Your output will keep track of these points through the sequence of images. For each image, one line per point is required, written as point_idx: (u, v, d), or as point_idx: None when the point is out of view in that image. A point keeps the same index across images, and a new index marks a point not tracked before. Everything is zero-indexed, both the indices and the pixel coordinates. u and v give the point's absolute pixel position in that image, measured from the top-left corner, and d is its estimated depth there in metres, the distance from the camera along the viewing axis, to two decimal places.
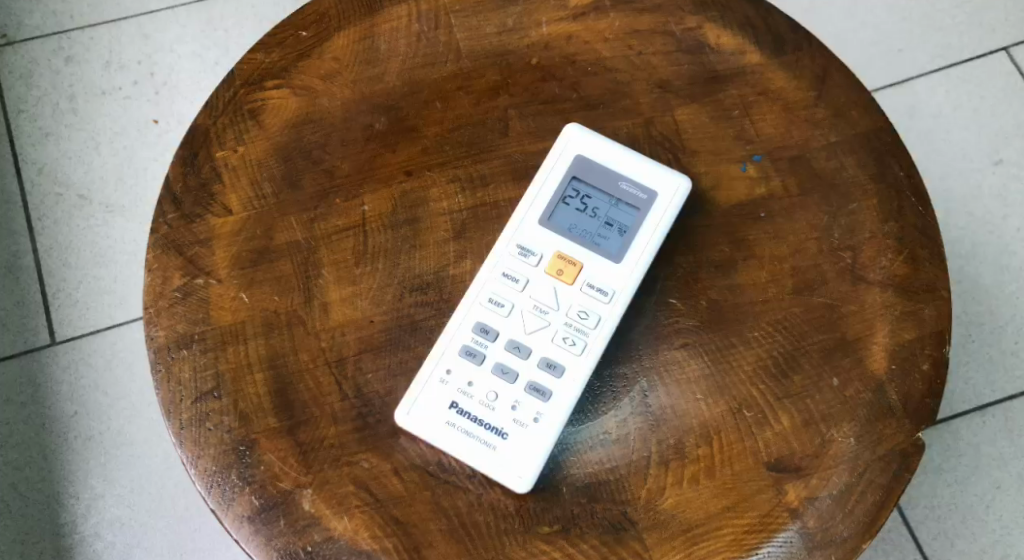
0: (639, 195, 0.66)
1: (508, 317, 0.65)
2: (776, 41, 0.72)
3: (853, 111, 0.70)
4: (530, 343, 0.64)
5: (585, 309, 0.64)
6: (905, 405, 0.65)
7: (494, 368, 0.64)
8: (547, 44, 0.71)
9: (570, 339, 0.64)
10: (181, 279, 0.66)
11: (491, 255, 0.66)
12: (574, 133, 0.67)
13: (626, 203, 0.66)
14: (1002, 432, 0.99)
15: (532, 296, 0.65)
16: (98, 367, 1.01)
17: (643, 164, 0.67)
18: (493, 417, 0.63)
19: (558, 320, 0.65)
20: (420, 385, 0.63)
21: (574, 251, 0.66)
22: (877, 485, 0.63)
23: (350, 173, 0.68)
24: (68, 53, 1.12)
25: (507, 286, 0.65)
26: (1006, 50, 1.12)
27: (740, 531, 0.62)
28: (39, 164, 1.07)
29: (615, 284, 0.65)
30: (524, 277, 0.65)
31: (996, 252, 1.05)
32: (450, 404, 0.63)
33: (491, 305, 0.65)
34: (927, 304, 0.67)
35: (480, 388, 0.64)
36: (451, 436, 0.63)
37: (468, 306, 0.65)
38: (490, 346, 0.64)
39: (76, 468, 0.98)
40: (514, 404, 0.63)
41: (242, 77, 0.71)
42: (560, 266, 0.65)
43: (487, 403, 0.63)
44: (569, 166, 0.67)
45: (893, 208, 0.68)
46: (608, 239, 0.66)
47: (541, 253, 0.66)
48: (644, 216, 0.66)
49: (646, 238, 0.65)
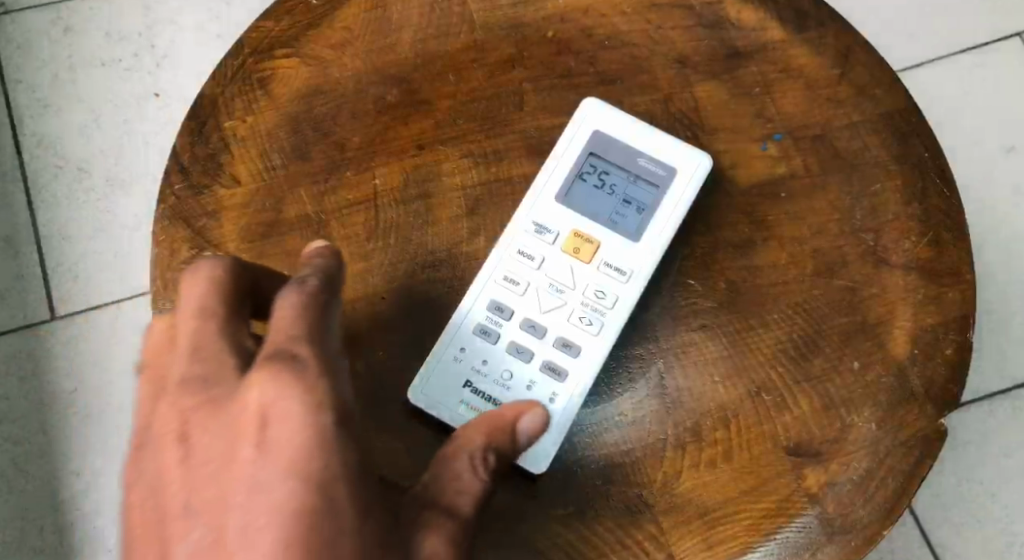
0: (657, 172, 0.65)
1: (523, 295, 0.63)
2: (799, 17, 0.70)
3: (875, 90, 0.69)
4: (545, 321, 0.63)
5: (602, 289, 0.63)
6: (928, 390, 0.63)
7: (509, 347, 0.63)
8: (563, 17, 0.70)
9: (587, 319, 0.63)
10: (188, 251, 0.65)
11: (507, 233, 0.64)
12: (591, 107, 0.66)
13: (644, 180, 0.65)
14: (1009, 421, 0.98)
15: (547, 276, 0.64)
16: (97, 342, 1.00)
17: (661, 140, 0.65)
18: (507, 396, 0.62)
19: (575, 299, 0.63)
20: (433, 359, 0.62)
21: (592, 229, 0.64)
22: (899, 471, 0.62)
23: (361, 146, 0.67)
24: (68, 24, 1.10)
25: (522, 264, 0.64)
26: (1020, 36, 1.09)
27: (759, 516, 0.61)
28: (38, 136, 1.05)
29: (633, 263, 0.63)
30: (540, 254, 0.64)
31: (1010, 238, 1.03)
32: (464, 383, 0.62)
33: (506, 282, 0.63)
34: (951, 288, 0.65)
35: (494, 366, 0.62)
36: (463, 417, 0.62)
37: (481, 284, 0.63)
38: (505, 325, 0.63)
39: (77, 445, 0.97)
40: (528, 383, 0.62)
41: (250, 44, 0.69)
42: (576, 244, 0.64)
43: (501, 382, 0.62)
44: (586, 141, 0.65)
45: (916, 189, 0.67)
46: (626, 217, 0.64)
47: (558, 231, 0.64)
48: (663, 194, 0.64)
49: (665, 215, 0.64)
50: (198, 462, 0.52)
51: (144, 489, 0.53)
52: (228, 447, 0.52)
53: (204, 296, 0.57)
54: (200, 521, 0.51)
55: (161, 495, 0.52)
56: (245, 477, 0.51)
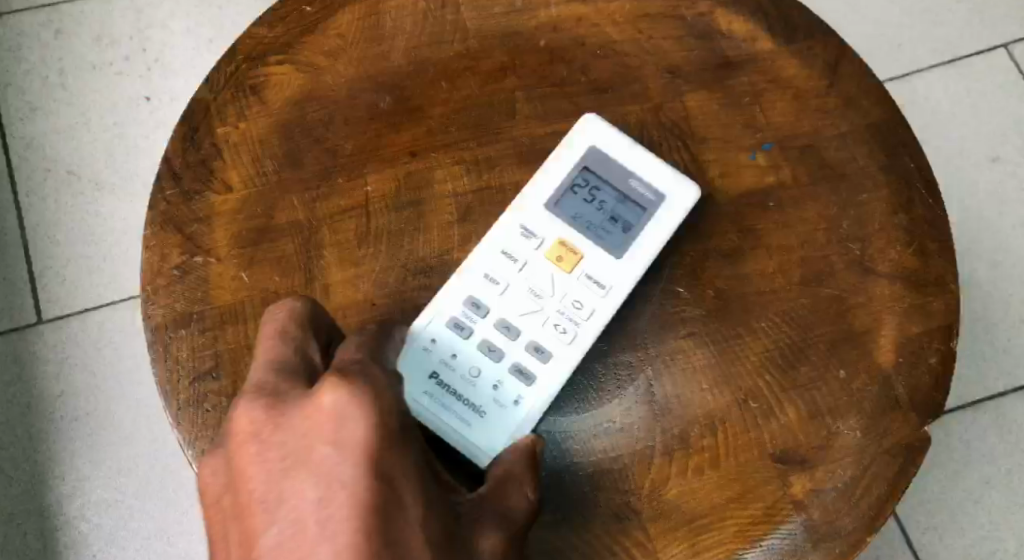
0: (648, 194, 0.65)
1: (501, 295, 0.64)
2: (788, 29, 0.71)
3: (863, 102, 0.69)
4: (520, 323, 0.64)
5: (579, 300, 0.64)
6: (913, 398, 0.64)
7: (480, 344, 0.63)
8: (555, 26, 0.70)
9: (562, 327, 0.63)
10: (179, 257, 0.65)
11: (490, 234, 0.65)
12: (588, 124, 0.66)
13: (634, 200, 0.65)
14: (992, 429, 0.99)
15: (526, 279, 0.64)
16: (84, 346, 1.00)
17: (655, 165, 0.65)
18: (472, 393, 0.62)
19: (552, 306, 0.64)
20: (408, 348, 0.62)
21: (577, 239, 0.65)
22: (883, 478, 0.63)
23: (353, 152, 0.67)
24: (59, 27, 1.10)
25: (503, 263, 0.64)
26: (1005, 47, 1.11)
27: (745, 523, 0.61)
28: (26, 138, 1.05)
29: (614, 279, 0.64)
30: (522, 256, 0.64)
31: (994, 247, 1.04)
32: (430, 374, 0.62)
33: (486, 280, 0.64)
34: (935, 297, 0.66)
35: (462, 362, 0.63)
36: (425, 408, 0.62)
37: (461, 279, 0.64)
38: (479, 322, 0.63)
39: (63, 449, 0.97)
40: (495, 383, 0.62)
41: (243, 51, 0.69)
42: (561, 253, 0.65)
43: (467, 378, 0.63)
44: (580, 156, 0.66)
45: (902, 199, 0.68)
46: (612, 234, 0.65)
47: (542, 236, 0.65)
48: (650, 216, 0.65)
49: (651, 238, 0.64)
50: (270, 457, 0.49)
51: (218, 491, 0.51)
52: (304, 442, 0.49)
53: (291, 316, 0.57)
54: (280, 514, 0.48)
55: (238, 487, 0.49)
56: (323, 471, 0.48)
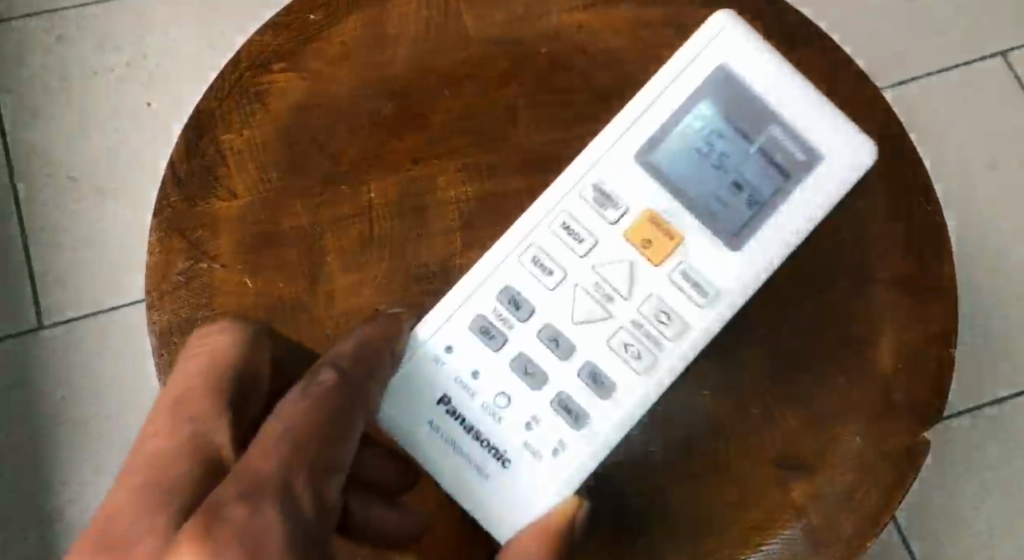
0: (796, 156, 0.63)
1: (553, 293, 0.64)
2: (788, 37, 0.70)
3: (863, 109, 0.69)
4: (570, 343, 0.63)
5: (663, 313, 0.63)
6: (911, 405, 0.65)
7: (515, 362, 0.63)
8: (557, 34, 0.70)
9: (636, 352, 0.63)
10: (183, 263, 0.66)
11: (551, 198, 0.65)
12: (731, 30, 0.64)
13: (767, 158, 0.63)
14: (992, 437, 1.00)
15: (600, 273, 0.64)
16: (87, 351, 1.00)
17: (813, 122, 0.63)
18: (498, 428, 0.62)
19: (626, 317, 0.63)
20: (409, 363, 0.63)
21: (677, 217, 0.63)
22: (881, 485, 0.64)
23: (356, 159, 0.68)
24: (61, 33, 1.08)
25: (567, 249, 0.64)
26: (1003, 55, 1.09)
27: (745, 528, 0.63)
28: (27, 143, 1.05)
29: (723, 275, 0.63)
30: (590, 240, 0.64)
31: (991, 255, 1.04)
32: (441, 398, 0.63)
33: (537, 272, 0.64)
34: (934, 305, 0.67)
35: (489, 383, 0.63)
36: (424, 435, 0.63)
37: (498, 276, 0.64)
38: (516, 330, 0.64)
39: (66, 455, 0.98)
40: (532, 418, 0.63)
41: (245, 59, 0.69)
42: (649, 234, 0.63)
43: (490, 407, 0.63)
44: (705, 87, 0.64)
45: (903, 208, 0.68)
46: (734, 201, 0.63)
47: (627, 208, 0.64)
48: (795, 184, 0.63)
49: (793, 209, 0.63)
50: None
51: None
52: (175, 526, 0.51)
53: (205, 365, 0.56)
54: None
55: None
56: None
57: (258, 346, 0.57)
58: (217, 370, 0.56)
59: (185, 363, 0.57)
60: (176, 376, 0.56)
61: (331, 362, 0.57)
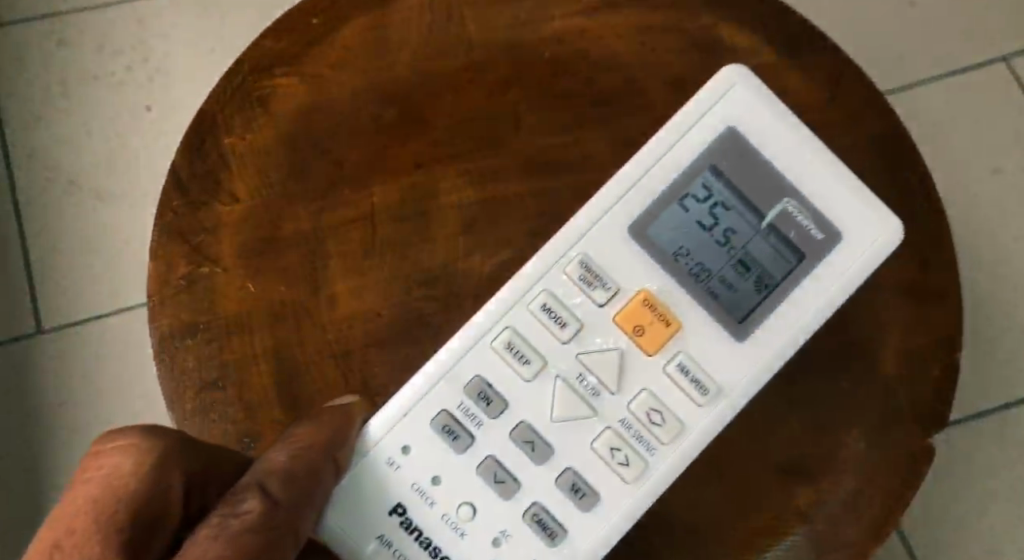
0: (815, 233, 0.61)
1: (530, 388, 0.61)
2: (790, 42, 0.70)
3: (866, 115, 0.69)
4: (548, 445, 0.61)
5: (654, 414, 0.61)
6: (915, 411, 0.65)
7: (483, 470, 0.60)
8: (560, 38, 0.70)
9: (625, 460, 0.60)
10: (185, 267, 0.66)
11: (536, 273, 0.62)
12: (743, 92, 0.62)
13: (779, 238, 0.62)
14: (996, 442, 0.99)
15: (583, 367, 0.61)
16: (88, 356, 1.01)
17: (838, 198, 0.62)
18: (463, 541, 0.59)
19: (612, 418, 0.61)
20: (356, 471, 0.60)
21: (673, 303, 0.61)
22: (885, 491, 0.64)
23: (359, 164, 0.68)
24: (61, 37, 1.07)
25: (547, 336, 0.61)
26: (1005, 60, 1.09)
27: (750, 534, 0.63)
28: (27, 148, 1.05)
29: (726, 363, 0.61)
30: (570, 329, 0.61)
31: (993, 260, 1.04)
32: (394, 506, 0.60)
33: (515, 363, 0.61)
34: (937, 310, 0.67)
35: (451, 490, 0.60)
36: (373, 553, 0.59)
37: (467, 367, 0.61)
38: (483, 429, 0.61)
39: (65, 459, 0.99)
40: (502, 532, 0.60)
41: (248, 62, 0.68)
42: (639, 322, 0.61)
43: (450, 520, 0.60)
44: (710, 153, 0.62)
45: (905, 212, 0.68)
46: (744, 283, 0.62)
47: (620, 289, 0.62)
48: (813, 263, 0.61)
49: (811, 289, 0.61)
50: None
51: None
52: None
53: (93, 496, 0.52)
54: None
55: None
56: None
57: (166, 466, 0.54)
58: (108, 502, 0.52)
59: (71, 494, 0.53)
60: (56, 513, 0.52)
61: (254, 483, 0.55)
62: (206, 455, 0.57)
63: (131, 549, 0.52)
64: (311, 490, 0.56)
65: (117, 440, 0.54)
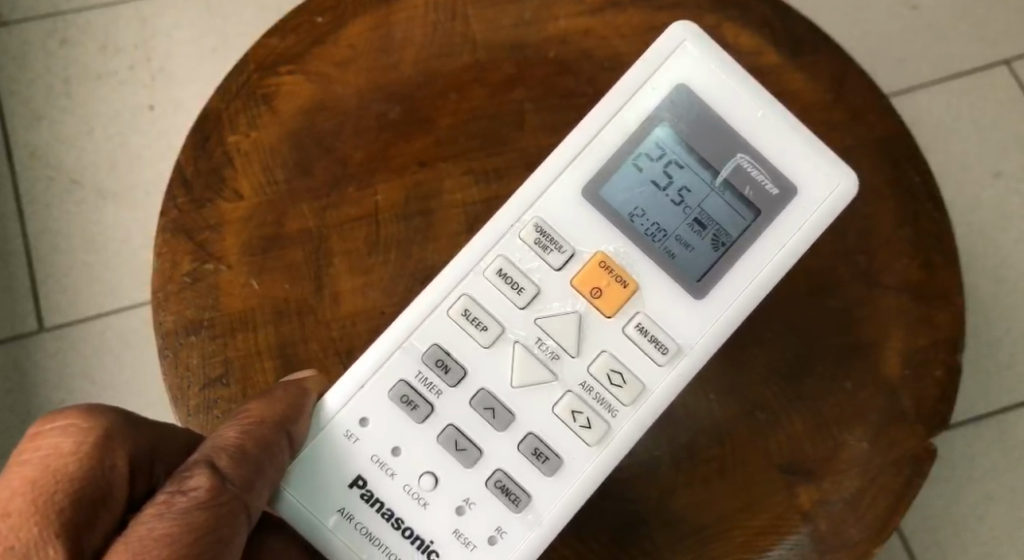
0: (771, 188, 0.61)
1: (489, 353, 0.60)
2: (795, 43, 0.70)
3: (870, 115, 0.69)
4: (508, 412, 0.60)
5: (613, 374, 0.60)
6: (918, 411, 0.65)
7: (444, 437, 0.59)
8: (564, 38, 0.70)
9: (586, 421, 0.60)
10: (190, 264, 0.66)
11: (493, 238, 0.61)
12: (692, 52, 0.61)
13: (736, 196, 0.61)
14: (996, 444, 0.99)
15: (542, 330, 0.60)
16: (88, 357, 1.01)
17: (793, 154, 0.61)
18: (425, 509, 0.58)
19: (573, 381, 0.60)
20: (313, 444, 0.59)
21: (630, 263, 0.61)
22: (889, 490, 0.64)
23: (362, 162, 0.68)
24: (64, 35, 1.07)
25: (505, 301, 0.61)
26: (1007, 63, 1.09)
27: (752, 534, 0.63)
28: (30, 146, 1.05)
29: (683, 320, 0.60)
30: (528, 292, 0.60)
31: (994, 264, 1.04)
32: (356, 477, 0.59)
33: (472, 329, 0.60)
34: (940, 311, 0.67)
35: (412, 458, 0.59)
36: (334, 527, 0.58)
37: (425, 336, 0.60)
38: (443, 396, 0.60)
39: None
40: (466, 498, 0.59)
41: (254, 61, 0.68)
42: (598, 282, 0.60)
43: (412, 489, 0.59)
44: (664, 114, 0.61)
45: (908, 212, 0.68)
46: (700, 240, 0.61)
47: (576, 251, 0.61)
48: (771, 221, 0.61)
49: (769, 245, 0.60)
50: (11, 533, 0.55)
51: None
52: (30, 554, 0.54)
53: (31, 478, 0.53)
54: None
55: None
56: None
57: (110, 446, 0.55)
58: (47, 486, 0.53)
59: (8, 475, 0.53)
60: None
61: (204, 459, 0.55)
62: (156, 435, 0.57)
63: (72, 533, 0.53)
64: (262, 465, 0.56)
65: (56, 422, 0.54)
